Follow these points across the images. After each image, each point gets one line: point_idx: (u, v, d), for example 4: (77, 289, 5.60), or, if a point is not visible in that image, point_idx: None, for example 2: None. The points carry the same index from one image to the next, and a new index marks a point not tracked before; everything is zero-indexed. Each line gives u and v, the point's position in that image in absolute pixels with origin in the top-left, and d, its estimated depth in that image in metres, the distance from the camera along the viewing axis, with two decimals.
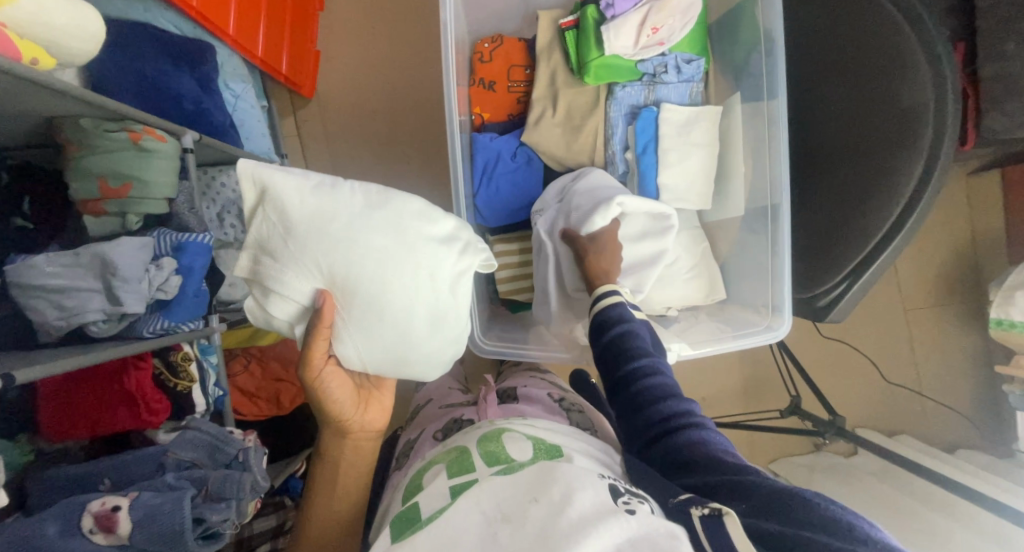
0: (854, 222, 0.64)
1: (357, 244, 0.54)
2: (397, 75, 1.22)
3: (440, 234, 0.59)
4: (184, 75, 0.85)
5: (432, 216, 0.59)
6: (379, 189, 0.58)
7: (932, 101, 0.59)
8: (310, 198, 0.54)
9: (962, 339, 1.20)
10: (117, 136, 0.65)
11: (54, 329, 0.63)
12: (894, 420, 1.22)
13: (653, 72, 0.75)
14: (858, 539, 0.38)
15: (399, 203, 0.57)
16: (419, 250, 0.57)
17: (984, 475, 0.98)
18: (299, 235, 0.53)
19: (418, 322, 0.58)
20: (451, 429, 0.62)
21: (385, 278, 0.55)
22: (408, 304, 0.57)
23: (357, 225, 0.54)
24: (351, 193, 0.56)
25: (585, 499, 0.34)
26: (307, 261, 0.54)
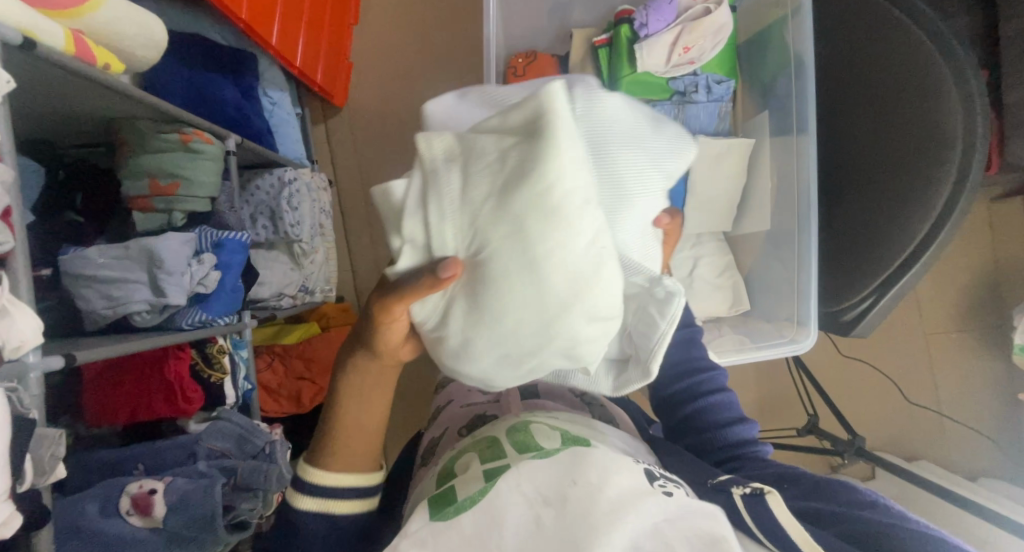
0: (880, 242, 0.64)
1: (515, 269, 0.33)
2: (427, 86, 1.26)
3: (595, 329, 0.37)
4: (229, 82, 0.89)
5: (603, 308, 0.36)
6: (604, 249, 0.33)
7: (961, 125, 0.58)
8: (577, 196, 0.31)
9: (985, 365, 1.19)
10: (169, 138, 0.69)
11: (101, 317, 0.66)
12: (912, 443, 1.20)
13: (683, 91, 0.77)
14: (905, 519, 0.40)
15: (607, 276, 0.34)
16: (544, 331, 0.35)
17: (1009, 503, 0.96)
18: (516, 211, 0.32)
19: (478, 371, 0.39)
20: (477, 423, 0.64)
21: (476, 306, 0.36)
22: (482, 345, 0.37)
23: (547, 259, 0.32)
24: (590, 227, 0.32)
25: (621, 483, 0.35)
26: (490, 219, 0.33)
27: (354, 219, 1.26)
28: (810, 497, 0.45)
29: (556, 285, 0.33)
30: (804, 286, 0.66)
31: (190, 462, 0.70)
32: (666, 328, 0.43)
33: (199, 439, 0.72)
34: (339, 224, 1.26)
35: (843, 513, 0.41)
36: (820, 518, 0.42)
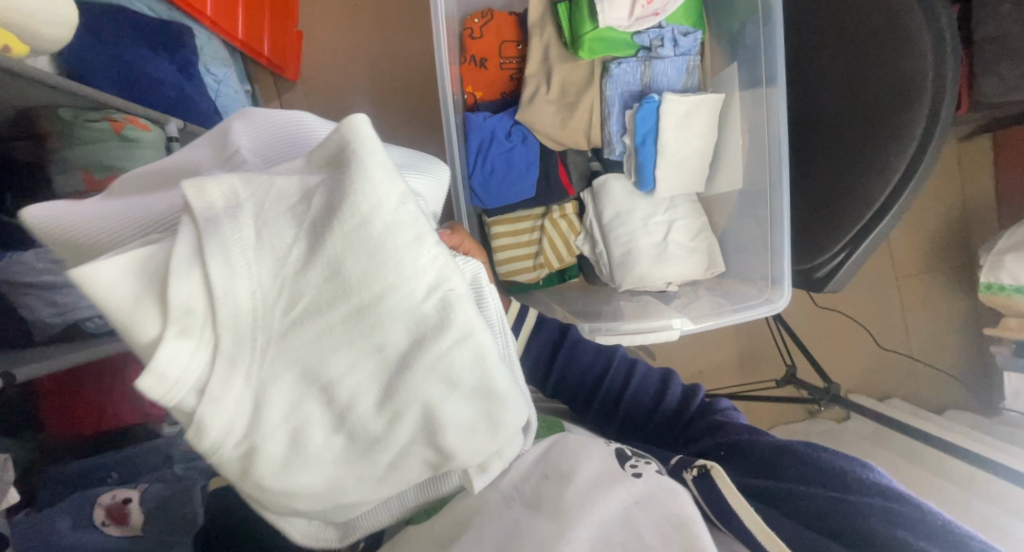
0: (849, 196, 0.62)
1: (347, 322, 0.27)
2: (384, 53, 1.19)
3: (471, 405, 0.29)
4: (164, 60, 0.82)
5: (462, 372, 0.28)
6: (449, 283, 0.28)
7: (931, 65, 0.56)
8: (398, 220, 0.27)
9: (953, 303, 1.23)
10: (98, 126, 0.64)
11: (50, 326, 0.62)
12: (885, 384, 1.24)
13: (649, 45, 0.71)
14: (852, 487, 0.40)
15: (470, 337, 0.28)
16: (396, 418, 0.28)
17: (978, 435, 1.00)
18: (327, 256, 0.26)
19: (334, 484, 0.30)
20: None
21: (316, 399, 0.28)
22: (338, 444, 0.29)
23: (381, 303, 0.27)
24: (432, 244, 0.28)
25: (589, 470, 0.35)
26: (304, 266, 0.26)
27: None
28: (766, 471, 0.44)
29: (405, 342, 0.28)
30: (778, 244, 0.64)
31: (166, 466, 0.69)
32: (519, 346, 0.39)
33: (174, 443, 0.71)
34: None
35: (790, 490, 0.41)
36: (771, 496, 0.42)
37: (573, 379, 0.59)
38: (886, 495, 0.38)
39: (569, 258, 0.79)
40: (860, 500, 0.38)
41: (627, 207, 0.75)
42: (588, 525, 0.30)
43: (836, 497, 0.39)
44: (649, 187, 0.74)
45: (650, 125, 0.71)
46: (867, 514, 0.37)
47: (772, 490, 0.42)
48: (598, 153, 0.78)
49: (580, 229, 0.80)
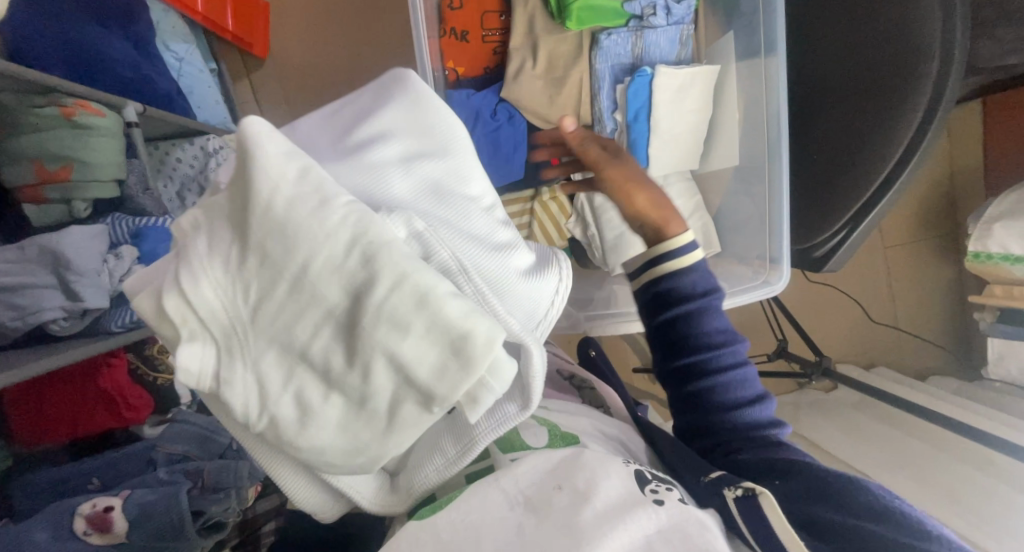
0: (851, 168, 0.59)
1: (291, 298, 0.24)
2: (358, 25, 1.12)
3: (434, 348, 0.22)
4: (117, 38, 0.77)
5: (413, 318, 0.22)
6: (371, 230, 0.23)
7: (940, 35, 0.53)
8: (299, 190, 0.24)
9: (938, 271, 1.24)
10: (45, 113, 0.59)
11: (9, 331, 0.58)
12: (872, 353, 1.26)
13: (640, 15, 0.67)
14: (925, 535, 0.36)
15: (406, 278, 0.22)
16: (370, 377, 0.23)
17: (962, 402, 1.03)
18: (251, 237, 0.24)
19: (352, 447, 0.25)
20: None
21: (305, 376, 0.24)
22: (337, 406, 0.24)
23: (309, 271, 0.23)
24: (341, 199, 0.24)
25: (608, 488, 0.34)
26: (242, 255, 0.24)
27: None
28: (817, 497, 0.40)
29: (349, 301, 0.23)
30: (774, 223, 0.63)
31: (149, 469, 0.65)
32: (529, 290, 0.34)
33: (155, 446, 0.67)
34: None
35: (852, 530, 0.38)
36: (828, 532, 0.39)
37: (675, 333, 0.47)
38: (960, 548, 0.36)
39: (559, 242, 0.76)
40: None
41: None
42: None
43: (904, 545, 0.36)
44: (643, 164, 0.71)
45: (643, 101, 0.68)
46: None
47: (830, 528, 0.39)
48: None
49: (571, 212, 0.76)
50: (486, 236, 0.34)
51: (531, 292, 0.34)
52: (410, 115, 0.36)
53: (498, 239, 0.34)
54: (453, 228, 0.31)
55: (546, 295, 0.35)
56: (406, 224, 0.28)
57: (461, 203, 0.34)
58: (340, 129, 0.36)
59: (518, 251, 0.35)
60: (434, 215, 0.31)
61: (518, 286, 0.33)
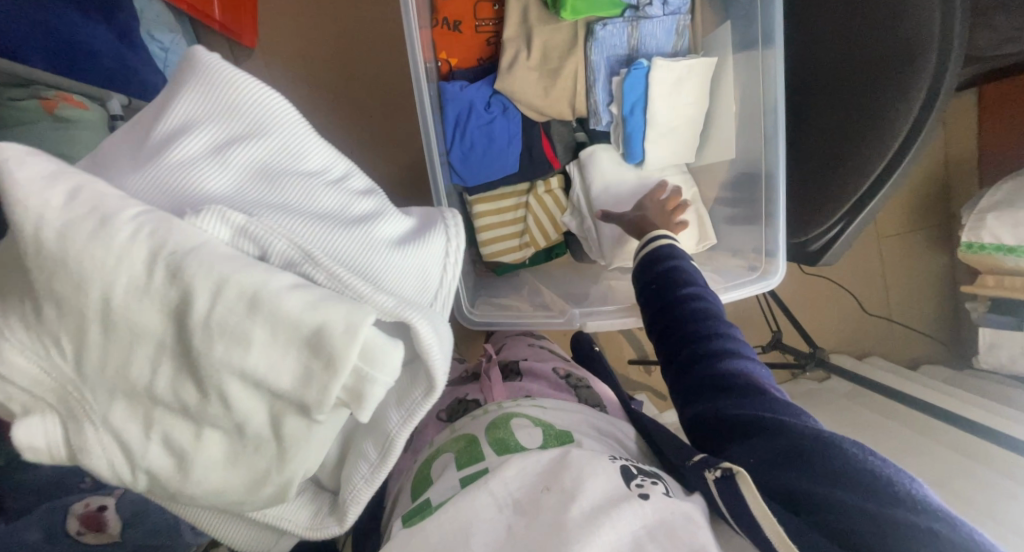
0: (848, 160, 0.58)
1: (108, 339, 0.27)
2: (348, 13, 1.10)
3: (281, 356, 0.26)
4: (99, 26, 0.74)
5: (250, 327, 0.26)
6: (168, 244, 0.26)
7: (938, 24, 0.54)
8: (74, 213, 0.25)
9: (931, 261, 1.25)
10: (26, 106, 0.58)
11: None
12: (864, 343, 1.27)
13: (636, 4, 0.66)
14: (899, 499, 0.34)
15: (226, 282, 0.26)
16: (229, 399, 0.27)
17: (952, 392, 1.04)
18: (41, 293, 0.26)
19: (253, 475, 0.30)
20: (456, 410, 0.56)
21: (167, 412, 0.28)
22: (216, 439, 0.29)
23: (112, 305, 0.26)
24: (122, 218, 0.26)
25: (594, 486, 0.37)
26: (46, 320, 0.27)
27: None
28: (787, 463, 0.39)
29: (174, 328, 0.26)
30: (772, 214, 0.61)
31: None
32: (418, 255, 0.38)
33: None
34: None
35: (819, 496, 0.36)
36: (797, 501, 0.37)
37: (657, 297, 0.57)
38: (937, 514, 0.33)
39: (554, 235, 0.76)
40: (901, 517, 0.33)
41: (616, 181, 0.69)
42: (595, 546, 0.32)
43: (870, 511, 0.34)
44: (638, 159, 0.71)
45: (640, 95, 0.67)
46: (907, 541, 0.32)
47: (799, 497, 0.37)
48: (583, 124, 0.73)
49: (567, 206, 0.76)
50: (338, 212, 0.36)
51: (410, 259, 0.37)
52: (209, 95, 0.34)
53: (357, 212, 0.37)
54: (298, 214, 0.33)
55: (423, 259, 0.38)
56: (226, 222, 0.29)
57: (298, 184, 0.35)
58: (142, 132, 0.35)
59: (382, 221, 0.38)
60: (269, 205, 0.33)
61: (387, 256, 0.36)
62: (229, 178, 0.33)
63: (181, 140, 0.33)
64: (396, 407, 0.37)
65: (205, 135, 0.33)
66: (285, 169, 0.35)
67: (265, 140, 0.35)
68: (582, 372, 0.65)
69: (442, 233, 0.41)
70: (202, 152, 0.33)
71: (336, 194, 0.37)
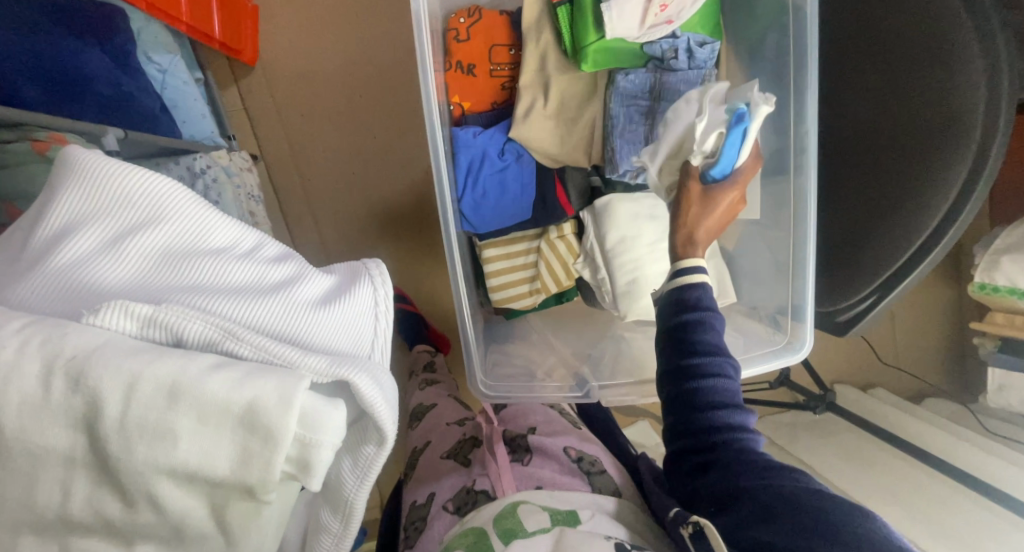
0: (883, 234, 0.57)
1: (5, 468, 0.23)
2: (352, 34, 1.06)
3: (205, 448, 0.24)
4: (95, 51, 0.71)
5: (173, 419, 0.24)
6: (64, 350, 0.23)
7: (983, 103, 0.50)
8: None
9: (939, 295, 1.23)
10: (14, 146, 0.55)
11: None
12: (869, 374, 1.27)
13: (660, 56, 0.63)
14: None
15: (138, 381, 0.23)
16: (162, 502, 0.25)
17: (959, 430, 1.03)
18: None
19: None
20: (466, 499, 0.53)
21: (86, 534, 0.26)
22: (152, 549, 0.27)
23: (5, 433, 0.22)
24: (7, 331, 0.23)
25: None
26: None
27: (290, 200, 1.11)
28: (770, 526, 0.40)
29: (86, 441, 0.23)
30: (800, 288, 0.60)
31: None
32: (347, 312, 0.35)
33: None
34: (274, 209, 1.11)
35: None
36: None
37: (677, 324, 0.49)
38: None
39: (568, 281, 0.72)
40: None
41: (633, 231, 0.68)
42: None
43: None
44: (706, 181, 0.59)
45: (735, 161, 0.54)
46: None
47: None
48: (599, 170, 0.71)
49: (580, 252, 0.73)
50: (253, 283, 0.33)
51: (337, 317, 0.34)
52: (87, 188, 0.31)
53: (275, 279, 0.34)
54: (210, 292, 0.31)
55: (354, 311, 0.36)
56: (128, 316, 0.26)
57: (206, 263, 0.32)
58: (21, 238, 0.32)
59: (304, 282, 0.35)
60: (174, 291, 0.30)
61: (314, 316, 0.33)
62: (128, 272, 0.30)
63: (64, 240, 0.30)
64: (351, 472, 0.34)
65: (92, 232, 0.30)
66: (189, 248, 0.32)
67: (161, 225, 0.32)
68: (593, 446, 0.62)
69: (368, 279, 0.39)
70: (93, 250, 0.30)
71: (247, 263, 0.34)
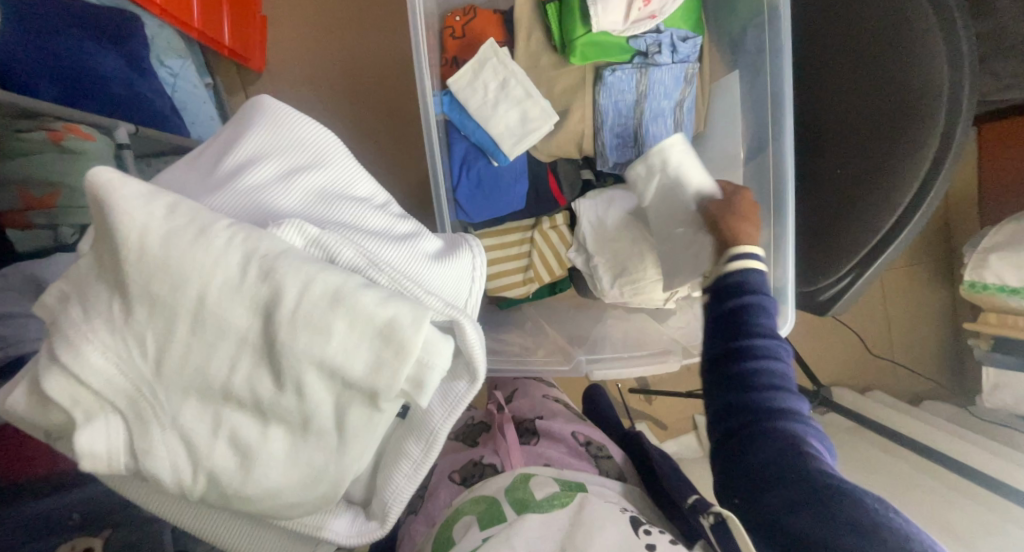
0: (857, 215, 0.59)
1: (195, 335, 0.26)
2: (357, 42, 1.10)
3: (360, 347, 0.26)
4: (111, 53, 0.75)
5: (332, 318, 0.25)
6: (261, 247, 0.26)
7: (947, 85, 0.53)
8: (173, 224, 0.26)
9: (931, 297, 1.25)
10: (33, 137, 0.57)
11: None
12: (866, 377, 1.27)
13: (645, 51, 0.66)
14: None
15: (314, 279, 0.25)
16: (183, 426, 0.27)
17: (954, 428, 1.04)
18: (133, 291, 0.26)
19: (308, 477, 0.29)
20: (472, 472, 0.55)
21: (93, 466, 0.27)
22: (281, 435, 0.28)
23: (206, 304, 0.25)
24: (219, 227, 0.26)
25: (607, 537, 0.42)
26: None
27: None
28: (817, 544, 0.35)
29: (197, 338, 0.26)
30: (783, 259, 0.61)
31: None
32: (453, 269, 0.39)
33: None
34: None
35: None
36: None
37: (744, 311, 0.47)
38: None
39: (559, 271, 0.75)
40: None
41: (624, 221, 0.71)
42: None
43: None
44: None
45: None
46: None
47: None
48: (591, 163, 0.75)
49: (571, 241, 0.75)
50: (384, 231, 0.37)
51: (446, 271, 0.38)
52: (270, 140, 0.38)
53: (398, 232, 0.38)
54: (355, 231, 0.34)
55: (457, 272, 0.39)
56: (301, 232, 0.30)
57: (349, 208, 0.36)
58: (206, 174, 0.37)
59: (421, 238, 0.39)
60: (328, 224, 0.34)
61: (430, 266, 0.37)
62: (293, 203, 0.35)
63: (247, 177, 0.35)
64: (439, 404, 0.34)
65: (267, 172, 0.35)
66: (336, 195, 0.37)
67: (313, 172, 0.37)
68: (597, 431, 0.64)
69: (469, 248, 0.43)
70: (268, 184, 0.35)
71: (379, 215, 0.38)
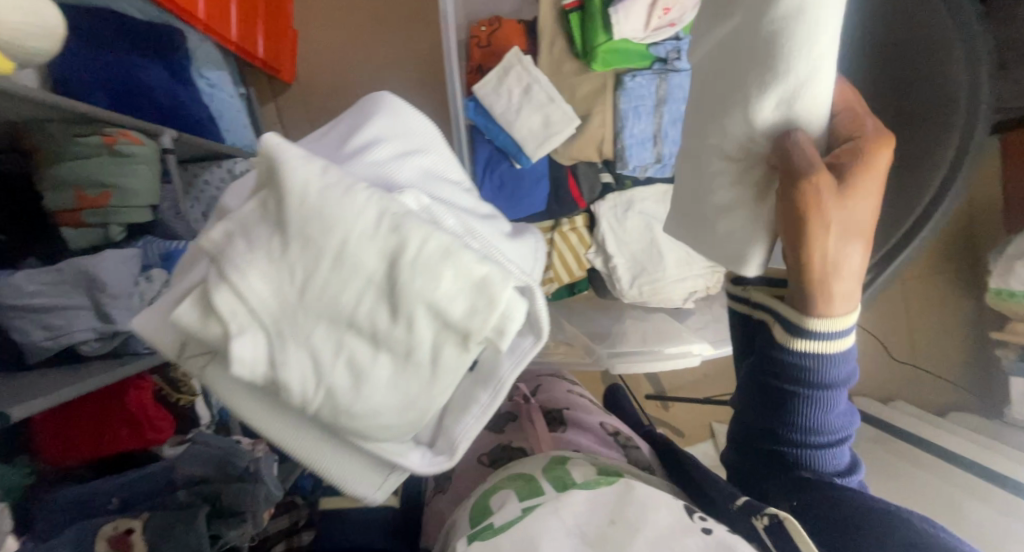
0: None
1: (334, 270, 0.26)
2: (383, 54, 1.15)
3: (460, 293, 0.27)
4: (156, 66, 0.79)
5: (445, 266, 0.26)
6: (393, 205, 0.27)
7: None
8: (326, 179, 0.27)
9: (955, 307, 1.23)
10: (89, 141, 0.61)
11: (42, 351, 0.58)
12: (888, 387, 1.26)
13: (664, 57, 0.69)
14: None
15: (432, 232, 0.26)
16: None
17: (978, 437, 1.02)
18: (290, 228, 0.26)
19: (403, 403, 0.29)
20: (502, 457, 0.57)
21: None
22: (386, 363, 0.28)
23: (346, 246, 0.26)
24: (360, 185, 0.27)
25: (660, 518, 0.38)
26: None
27: None
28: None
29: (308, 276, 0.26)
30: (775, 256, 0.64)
31: (168, 491, 0.64)
32: (524, 247, 0.41)
33: (175, 465, 0.66)
34: None
35: None
36: None
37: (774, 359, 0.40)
38: None
39: (579, 272, 0.78)
40: None
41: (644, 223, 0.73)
42: None
43: None
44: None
45: None
46: None
47: None
48: (610, 166, 0.75)
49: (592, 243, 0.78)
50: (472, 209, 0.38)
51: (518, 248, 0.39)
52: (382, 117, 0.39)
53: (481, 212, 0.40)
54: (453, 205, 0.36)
55: (528, 252, 0.41)
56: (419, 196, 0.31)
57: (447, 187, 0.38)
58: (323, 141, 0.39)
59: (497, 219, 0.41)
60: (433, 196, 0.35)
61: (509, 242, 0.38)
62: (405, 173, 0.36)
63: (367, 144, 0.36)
64: (506, 354, 0.34)
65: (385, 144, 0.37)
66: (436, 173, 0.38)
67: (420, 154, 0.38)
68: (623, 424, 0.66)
69: (532, 237, 0.43)
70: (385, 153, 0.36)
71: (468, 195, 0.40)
